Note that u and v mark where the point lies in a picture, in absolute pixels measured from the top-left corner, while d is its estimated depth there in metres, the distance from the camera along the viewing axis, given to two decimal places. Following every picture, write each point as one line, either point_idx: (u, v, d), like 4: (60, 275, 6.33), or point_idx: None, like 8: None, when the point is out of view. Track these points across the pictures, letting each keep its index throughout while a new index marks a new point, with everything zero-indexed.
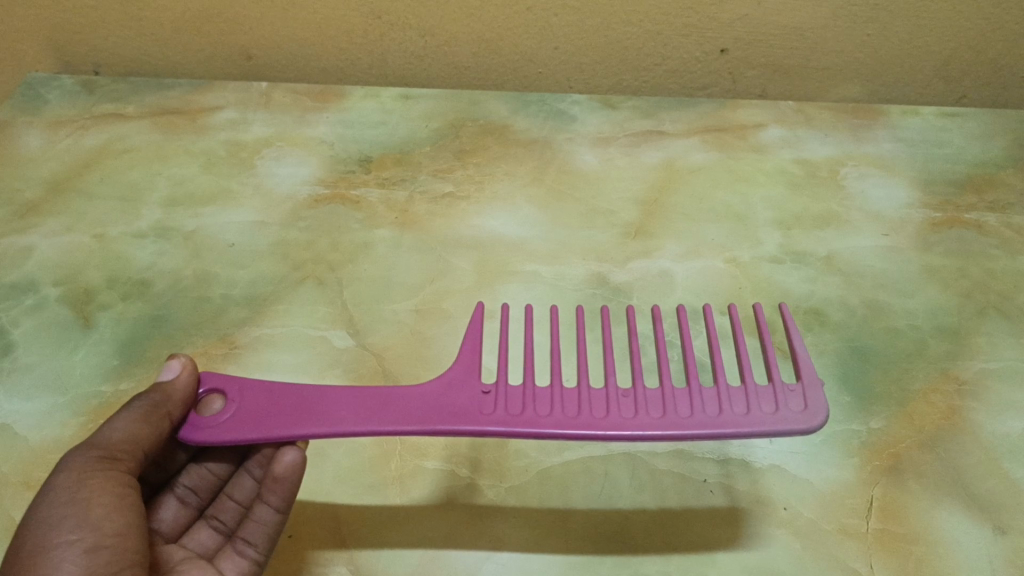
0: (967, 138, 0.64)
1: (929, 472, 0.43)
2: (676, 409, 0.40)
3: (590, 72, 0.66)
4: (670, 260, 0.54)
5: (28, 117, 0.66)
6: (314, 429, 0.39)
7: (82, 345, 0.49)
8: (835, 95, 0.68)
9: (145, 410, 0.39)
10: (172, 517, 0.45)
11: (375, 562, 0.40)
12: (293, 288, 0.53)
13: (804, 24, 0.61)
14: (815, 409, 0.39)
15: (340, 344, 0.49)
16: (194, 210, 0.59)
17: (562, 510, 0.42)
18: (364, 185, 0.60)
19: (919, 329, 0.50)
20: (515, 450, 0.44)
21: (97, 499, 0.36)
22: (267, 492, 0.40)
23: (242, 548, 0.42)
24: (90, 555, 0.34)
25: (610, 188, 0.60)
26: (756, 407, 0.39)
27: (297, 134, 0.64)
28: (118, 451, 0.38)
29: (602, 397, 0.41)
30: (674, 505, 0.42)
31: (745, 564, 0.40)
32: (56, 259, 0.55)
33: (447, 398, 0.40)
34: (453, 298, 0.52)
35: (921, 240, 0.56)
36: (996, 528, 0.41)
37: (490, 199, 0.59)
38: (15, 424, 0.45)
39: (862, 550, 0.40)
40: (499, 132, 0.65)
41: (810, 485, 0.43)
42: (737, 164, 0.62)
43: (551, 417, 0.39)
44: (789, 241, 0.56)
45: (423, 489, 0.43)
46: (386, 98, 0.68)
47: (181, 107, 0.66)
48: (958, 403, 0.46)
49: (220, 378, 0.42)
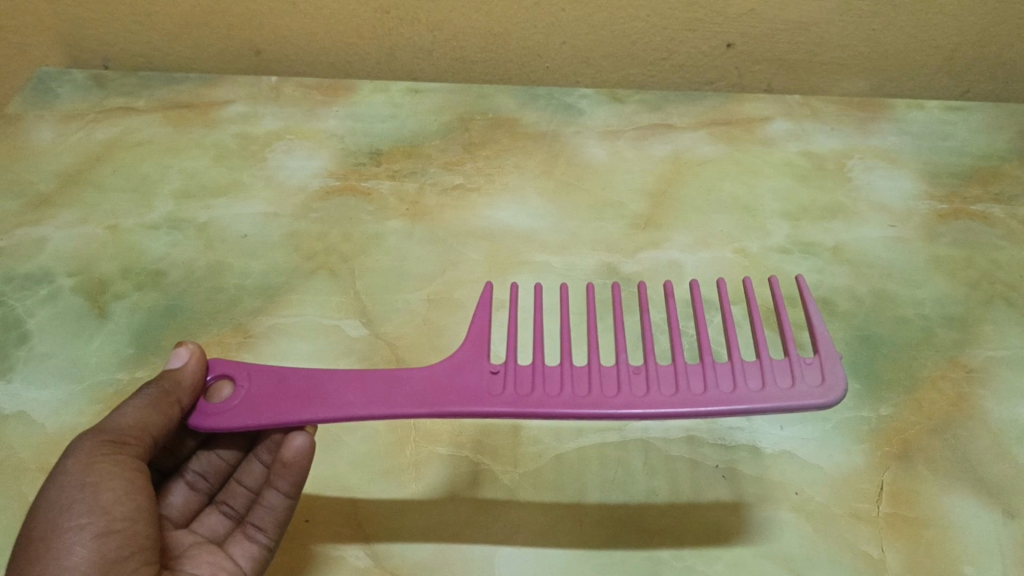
0: (972, 131, 0.65)
1: (939, 458, 0.43)
2: (689, 385, 0.40)
3: (598, 66, 0.67)
4: (680, 251, 0.55)
5: (40, 111, 0.66)
6: (321, 412, 0.40)
7: (97, 334, 0.50)
8: (841, 89, 0.68)
9: (154, 397, 0.39)
10: (181, 502, 0.45)
11: (390, 549, 0.41)
12: (306, 278, 0.53)
13: (810, 19, 0.62)
14: (832, 383, 0.39)
15: (353, 334, 0.50)
16: (206, 202, 0.59)
17: (575, 495, 0.42)
18: (375, 177, 0.61)
19: (927, 318, 0.51)
20: (528, 437, 0.45)
21: (106, 483, 0.36)
22: (276, 477, 0.41)
23: (252, 533, 0.42)
24: (101, 539, 0.35)
25: (619, 180, 0.60)
26: (771, 381, 0.39)
27: (308, 127, 0.65)
28: (127, 435, 0.38)
29: (613, 374, 0.41)
30: (686, 491, 0.42)
31: (757, 548, 0.40)
32: (69, 249, 0.55)
33: (454, 380, 0.41)
34: (465, 289, 0.52)
35: (928, 230, 0.57)
36: (1006, 512, 0.41)
37: (501, 190, 0.60)
38: (32, 412, 0.46)
39: (873, 534, 0.41)
40: (508, 125, 0.65)
41: (821, 470, 0.43)
42: (744, 156, 0.63)
43: (561, 396, 0.40)
44: (796, 232, 0.56)
45: (437, 475, 0.43)
46: (395, 91, 0.68)
47: (191, 101, 0.67)
48: (967, 389, 0.47)
49: (228, 365, 0.42)
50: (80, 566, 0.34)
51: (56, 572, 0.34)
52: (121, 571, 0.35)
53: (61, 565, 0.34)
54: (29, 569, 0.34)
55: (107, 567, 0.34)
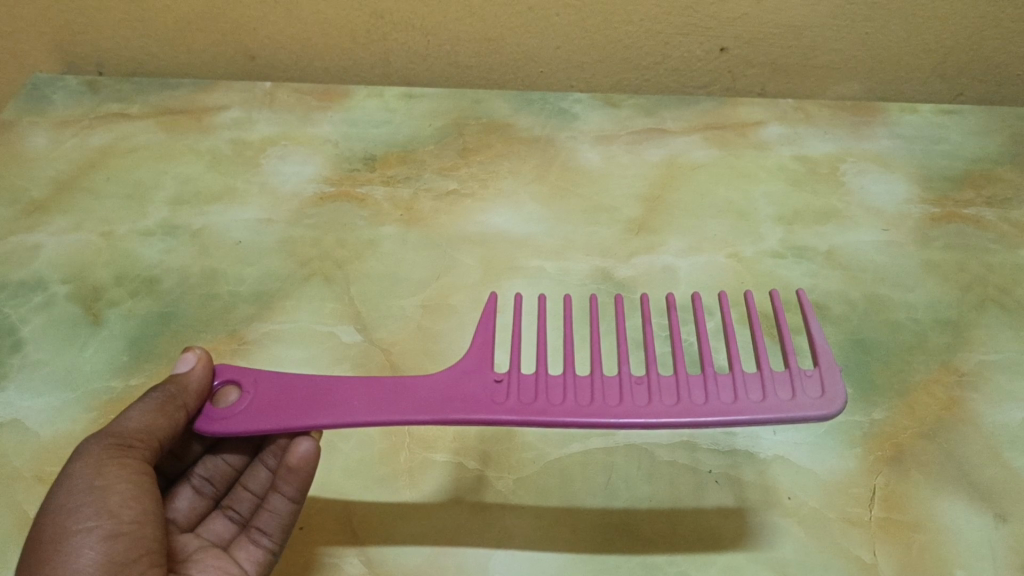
0: (965, 134, 0.65)
1: (931, 462, 0.44)
2: (690, 396, 0.40)
3: (591, 71, 0.67)
4: (674, 256, 0.55)
5: (33, 117, 0.66)
6: (326, 419, 0.40)
7: (92, 341, 0.50)
8: (834, 93, 0.68)
9: (160, 401, 0.39)
10: (187, 507, 0.45)
11: (385, 555, 0.41)
12: (300, 284, 0.53)
13: (803, 24, 0.62)
14: (833, 396, 0.39)
15: (348, 340, 0.50)
16: (200, 208, 0.59)
17: (570, 501, 0.42)
18: (369, 183, 0.61)
19: (920, 322, 0.51)
20: (523, 443, 0.45)
21: (113, 487, 0.36)
22: (282, 482, 0.41)
23: (257, 537, 0.42)
24: (109, 541, 0.34)
25: (612, 185, 0.61)
26: (772, 394, 0.39)
27: (302, 133, 0.65)
28: (133, 439, 0.38)
29: (615, 384, 0.41)
30: (681, 496, 0.43)
31: (751, 552, 0.40)
32: (64, 256, 0.55)
33: (458, 388, 0.41)
34: (460, 295, 0.52)
35: (920, 234, 0.57)
36: (998, 516, 0.42)
37: (495, 196, 0.60)
38: (27, 419, 0.46)
39: (866, 538, 0.41)
40: (502, 130, 0.65)
41: (814, 474, 0.43)
42: (737, 160, 0.63)
43: (563, 405, 0.40)
44: (790, 237, 0.56)
45: (432, 481, 0.43)
46: (390, 97, 0.68)
47: (185, 107, 0.67)
48: (959, 393, 0.47)
49: (234, 370, 0.42)
50: (88, 569, 0.34)
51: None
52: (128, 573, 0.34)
53: (69, 567, 0.34)
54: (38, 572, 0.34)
55: (115, 569, 0.34)
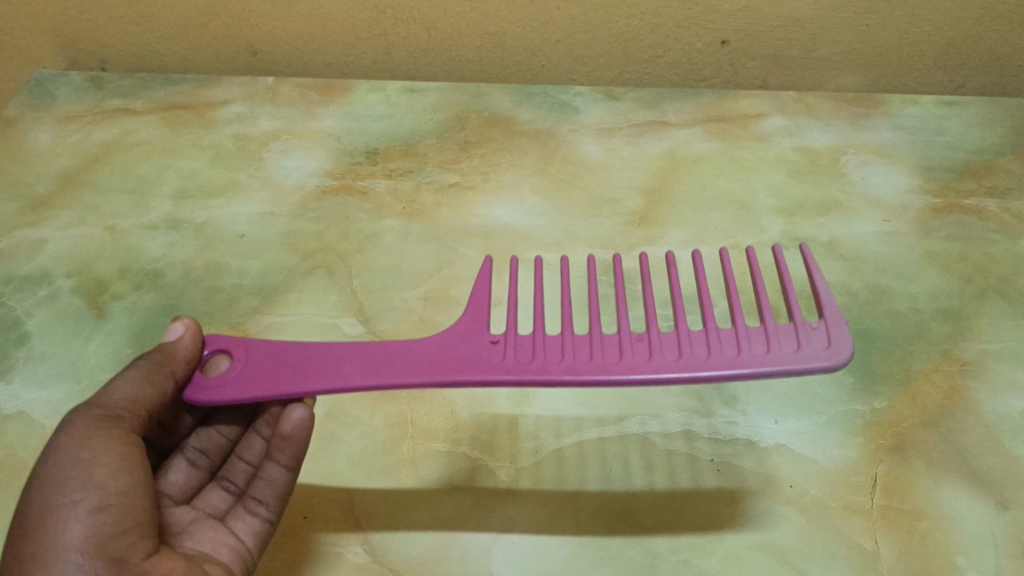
0: (966, 125, 0.65)
1: (933, 450, 0.44)
2: (692, 350, 0.39)
3: (592, 64, 0.67)
4: (674, 247, 0.55)
5: (37, 113, 0.66)
6: (320, 385, 0.40)
7: (96, 334, 0.50)
8: (836, 85, 0.68)
9: (148, 369, 0.40)
10: (181, 479, 0.45)
11: (388, 544, 0.41)
12: (303, 277, 0.53)
13: (803, 16, 0.62)
14: (839, 346, 0.39)
15: (351, 331, 0.50)
16: (204, 202, 0.59)
17: (573, 490, 0.43)
18: (371, 176, 0.61)
19: (920, 312, 0.51)
20: (526, 433, 0.45)
21: (100, 458, 0.36)
22: (276, 450, 0.41)
23: (252, 507, 0.42)
24: (95, 514, 0.35)
25: (614, 177, 0.61)
26: (776, 345, 0.39)
27: (304, 127, 0.65)
28: (120, 410, 0.38)
29: (615, 342, 0.40)
30: (683, 485, 0.43)
31: (753, 540, 0.40)
32: (69, 250, 0.55)
33: (454, 351, 0.41)
34: (462, 286, 0.53)
35: (921, 224, 0.57)
36: (998, 504, 0.42)
37: (497, 188, 0.60)
38: (31, 412, 0.46)
39: (867, 526, 0.41)
40: (503, 123, 0.66)
41: (816, 463, 0.43)
42: (738, 152, 0.63)
43: (562, 363, 0.39)
44: (791, 228, 0.57)
45: (434, 471, 0.44)
46: (392, 90, 0.68)
47: (188, 102, 0.67)
48: (959, 382, 0.47)
49: (225, 341, 0.42)
50: (76, 542, 0.34)
51: (52, 549, 0.34)
52: (117, 545, 0.35)
53: (58, 541, 0.34)
54: (27, 545, 0.34)
55: (103, 541, 0.34)
